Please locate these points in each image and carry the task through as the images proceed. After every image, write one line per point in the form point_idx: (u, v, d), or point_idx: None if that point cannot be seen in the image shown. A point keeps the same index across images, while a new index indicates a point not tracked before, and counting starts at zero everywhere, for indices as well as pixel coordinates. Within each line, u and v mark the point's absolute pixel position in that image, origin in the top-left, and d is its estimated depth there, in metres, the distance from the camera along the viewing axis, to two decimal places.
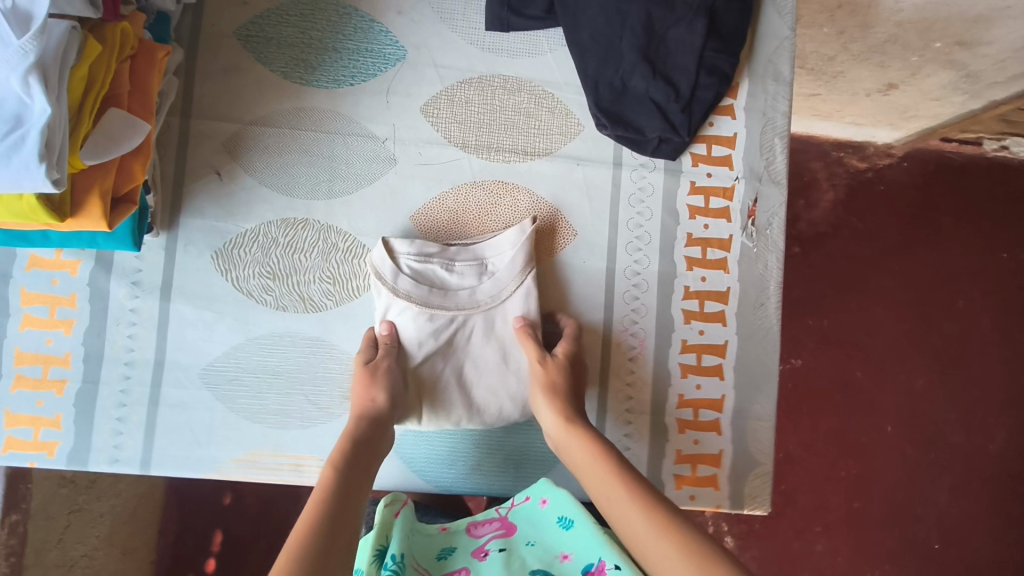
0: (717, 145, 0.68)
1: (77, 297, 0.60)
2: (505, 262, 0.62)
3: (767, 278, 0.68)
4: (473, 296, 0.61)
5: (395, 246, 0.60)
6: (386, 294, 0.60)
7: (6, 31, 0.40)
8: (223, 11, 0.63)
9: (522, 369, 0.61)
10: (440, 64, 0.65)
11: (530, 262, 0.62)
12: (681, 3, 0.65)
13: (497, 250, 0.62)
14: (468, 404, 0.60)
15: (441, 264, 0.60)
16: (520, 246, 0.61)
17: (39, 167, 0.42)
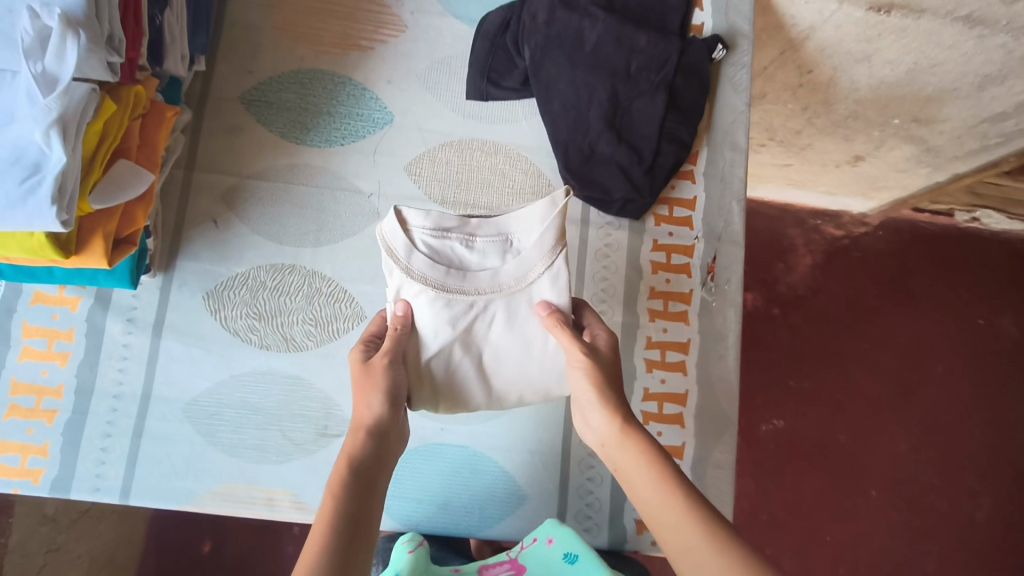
0: (678, 207, 0.74)
1: (75, 331, 0.64)
2: (532, 240, 0.55)
3: (726, 332, 0.71)
4: (495, 277, 0.55)
5: (408, 217, 0.53)
6: (399, 274, 0.54)
7: (35, 90, 0.47)
8: (231, 78, 0.70)
9: (550, 353, 0.57)
10: (423, 128, 0.71)
11: (560, 239, 0.56)
12: (643, 80, 0.72)
13: (523, 226, 0.55)
14: (488, 390, 0.58)
15: (461, 239, 0.54)
16: (548, 222, 0.55)
17: (51, 208, 0.47)
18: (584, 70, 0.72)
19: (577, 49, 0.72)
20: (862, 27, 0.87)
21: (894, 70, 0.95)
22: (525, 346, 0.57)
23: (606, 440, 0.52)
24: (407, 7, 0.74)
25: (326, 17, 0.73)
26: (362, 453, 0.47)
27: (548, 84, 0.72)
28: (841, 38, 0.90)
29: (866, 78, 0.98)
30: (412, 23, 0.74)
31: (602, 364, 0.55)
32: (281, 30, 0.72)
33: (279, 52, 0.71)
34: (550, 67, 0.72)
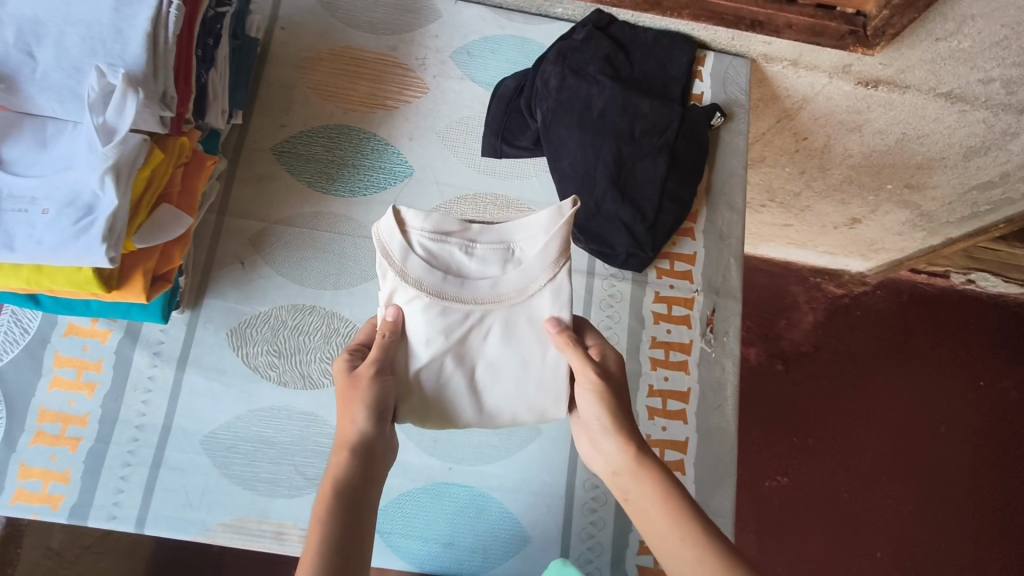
0: (679, 261, 0.78)
1: (104, 363, 0.67)
2: (534, 250, 0.54)
3: (725, 383, 0.74)
4: (494, 287, 0.53)
5: (407, 218, 0.52)
6: (394, 276, 0.52)
7: (94, 140, 0.52)
8: (265, 131, 0.76)
9: (544, 370, 0.55)
10: (441, 181, 0.77)
11: (565, 253, 0.55)
12: (647, 143, 0.77)
13: (526, 236, 0.54)
14: (479, 408, 0.57)
15: (460, 246, 0.53)
16: (553, 233, 0.54)
17: (100, 246, 0.51)
18: (592, 133, 0.77)
19: (587, 112, 0.78)
20: (853, 100, 0.93)
21: (885, 139, 1.01)
22: (522, 361, 0.55)
23: (618, 468, 0.53)
24: (430, 71, 0.81)
25: (355, 79, 0.79)
26: (348, 477, 0.48)
27: (558, 145, 0.77)
28: (833, 110, 0.96)
29: (859, 145, 1.04)
30: (434, 85, 0.80)
31: (608, 384, 0.55)
32: (313, 90, 0.78)
33: (310, 109, 0.77)
34: (560, 130, 0.77)
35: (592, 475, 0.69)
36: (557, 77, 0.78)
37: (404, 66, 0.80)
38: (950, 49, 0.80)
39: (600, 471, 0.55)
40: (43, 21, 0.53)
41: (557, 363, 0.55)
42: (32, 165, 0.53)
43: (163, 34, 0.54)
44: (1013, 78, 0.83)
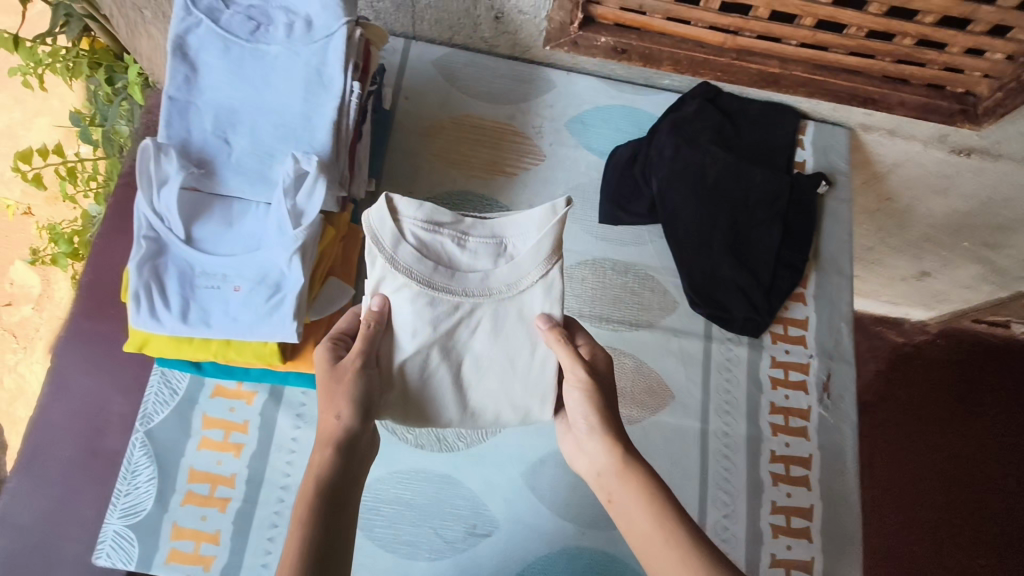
0: (792, 326, 0.79)
1: (249, 424, 0.70)
2: (530, 246, 0.53)
3: (844, 448, 0.75)
4: (485, 282, 0.53)
5: (398, 206, 0.51)
6: (381, 265, 0.52)
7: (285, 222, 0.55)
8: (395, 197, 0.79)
9: (529, 367, 0.56)
10: (562, 248, 0.80)
11: (559, 249, 0.54)
12: (761, 211, 0.80)
13: (518, 230, 0.53)
14: (462, 403, 0.57)
15: (453, 238, 0.52)
16: (548, 231, 0.53)
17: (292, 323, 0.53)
18: (706, 200, 0.80)
19: (701, 180, 0.80)
20: (944, 165, 0.95)
21: (968, 201, 1.03)
22: (508, 359, 0.56)
23: (603, 470, 0.53)
24: (546, 139, 0.84)
25: (477, 147, 0.83)
26: (326, 473, 0.49)
27: (673, 211, 0.80)
28: (922, 174, 0.99)
29: (941, 206, 1.06)
30: (550, 153, 0.84)
31: (601, 384, 0.56)
32: (435, 156, 0.82)
33: (434, 175, 0.81)
34: (676, 197, 0.80)
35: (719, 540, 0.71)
36: (671, 147, 0.81)
37: (521, 134, 0.84)
38: None
39: (583, 470, 0.56)
40: (237, 110, 0.56)
41: (549, 360, 0.56)
42: (218, 243, 0.55)
43: (345, 120, 0.57)
44: None
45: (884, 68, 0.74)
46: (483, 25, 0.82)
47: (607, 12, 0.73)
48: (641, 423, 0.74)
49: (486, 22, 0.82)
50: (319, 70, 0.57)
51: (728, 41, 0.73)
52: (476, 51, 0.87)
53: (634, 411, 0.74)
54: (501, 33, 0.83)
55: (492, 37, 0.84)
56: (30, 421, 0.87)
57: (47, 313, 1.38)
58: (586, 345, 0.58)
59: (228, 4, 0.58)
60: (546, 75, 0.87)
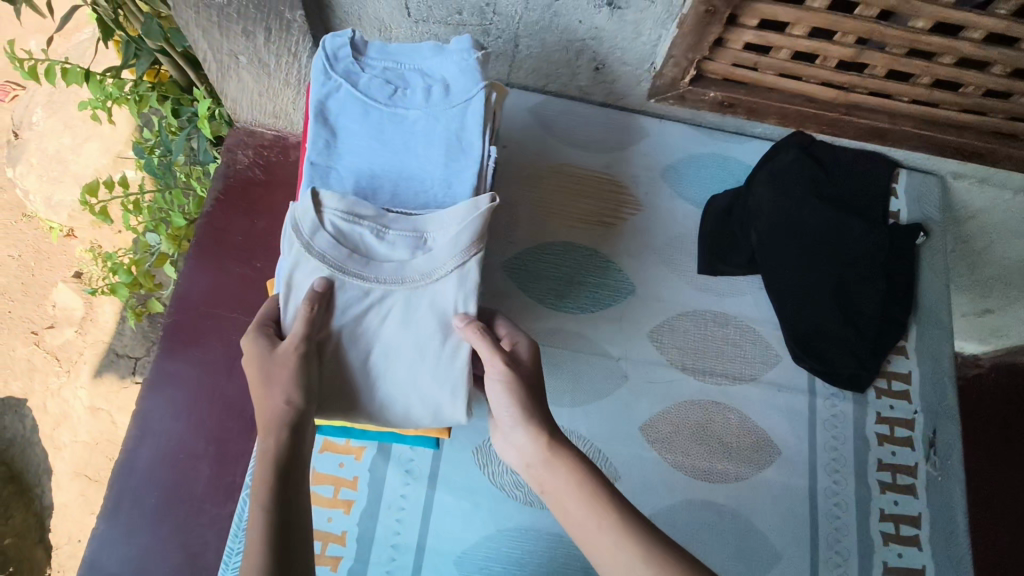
0: (896, 380, 0.78)
1: (358, 480, 0.69)
2: (447, 238, 0.52)
3: (956, 508, 0.73)
4: (399, 273, 0.53)
5: (322, 196, 0.52)
6: (298, 250, 0.52)
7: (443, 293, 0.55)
8: (495, 248, 0.79)
9: (449, 362, 0.54)
10: (662, 298, 0.79)
11: (480, 240, 0.53)
12: (864, 264, 0.79)
13: (439, 223, 0.53)
14: (373, 398, 0.55)
15: (370, 228, 0.52)
16: (466, 223, 0.52)
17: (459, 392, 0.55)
18: (806, 252, 0.78)
19: (800, 230, 0.79)
20: None
21: None
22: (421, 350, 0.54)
23: (532, 460, 0.54)
24: (642, 188, 0.84)
25: (574, 197, 0.82)
26: (279, 455, 0.47)
27: (775, 264, 0.79)
28: (1005, 222, 0.98)
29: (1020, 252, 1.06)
30: (647, 203, 0.83)
31: (522, 373, 0.55)
32: (535, 206, 0.81)
33: (534, 226, 0.81)
34: (777, 249, 0.79)
35: None
36: (771, 198, 0.80)
37: (618, 184, 0.84)
38: None
39: (514, 462, 0.56)
40: (377, 173, 0.57)
41: (464, 355, 0.54)
42: None
43: (484, 185, 0.58)
44: None
45: (995, 124, 0.74)
46: (581, 74, 0.83)
47: (717, 68, 0.73)
48: (749, 480, 0.73)
49: (585, 72, 0.82)
50: (459, 135, 0.58)
51: (841, 96, 0.73)
52: (569, 97, 0.87)
53: (742, 468, 0.73)
54: (599, 82, 0.83)
55: (588, 85, 0.85)
56: (115, 468, 0.84)
57: (92, 336, 1.30)
58: (510, 336, 0.57)
59: (363, 68, 0.60)
60: (639, 123, 0.87)
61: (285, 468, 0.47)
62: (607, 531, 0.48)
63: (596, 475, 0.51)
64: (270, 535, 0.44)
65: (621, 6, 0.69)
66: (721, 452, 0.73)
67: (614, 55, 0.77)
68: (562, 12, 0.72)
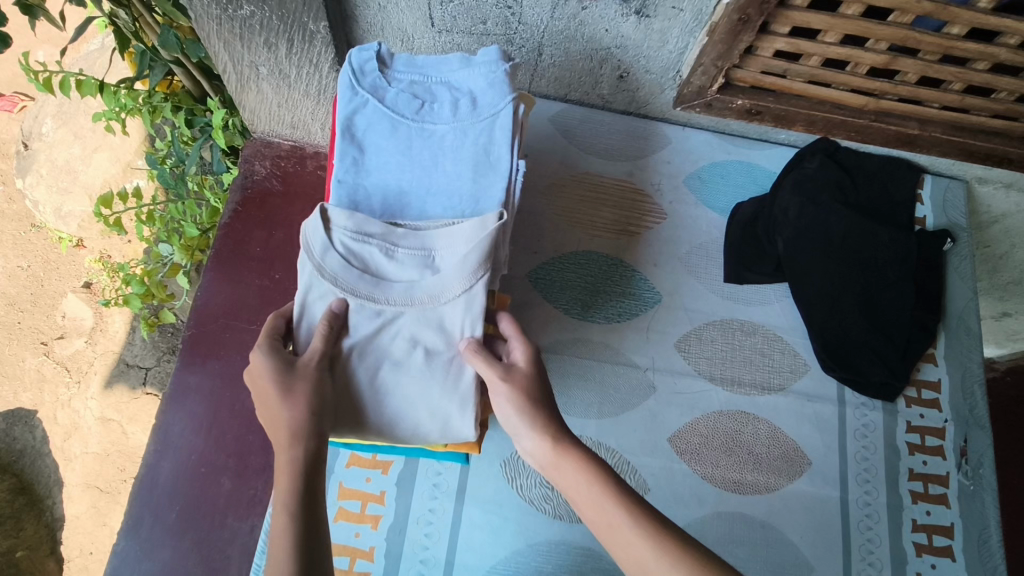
0: (925, 389, 0.78)
1: (386, 494, 0.68)
2: (456, 258, 0.53)
3: (988, 518, 0.73)
4: (409, 292, 0.53)
5: (331, 215, 0.52)
6: (310, 271, 0.52)
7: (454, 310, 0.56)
8: (520, 260, 0.78)
9: (459, 379, 0.54)
10: (688, 307, 0.78)
11: (487, 260, 0.52)
12: (892, 272, 0.78)
13: (449, 243, 0.53)
14: (381, 415, 0.55)
15: (381, 248, 0.53)
16: (475, 242, 0.52)
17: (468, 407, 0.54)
18: (830, 259, 0.78)
19: (823, 238, 0.79)
20: None
21: None
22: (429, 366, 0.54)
23: (544, 461, 0.54)
24: (666, 197, 0.83)
25: (598, 206, 0.82)
26: (305, 470, 0.47)
27: (801, 271, 0.79)
28: None
29: None
30: (671, 211, 0.83)
31: (525, 377, 0.55)
32: (559, 215, 0.81)
33: (558, 235, 0.80)
34: (803, 257, 0.78)
35: None
36: (794, 206, 0.80)
37: (641, 192, 0.83)
38: None
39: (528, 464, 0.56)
40: (405, 190, 0.58)
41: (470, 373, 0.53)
42: None
43: (511, 199, 0.58)
44: None
45: None
46: (604, 83, 0.82)
47: (745, 75, 0.72)
48: (779, 491, 0.71)
49: (607, 81, 0.82)
50: (487, 149, 0.58)
51: (870, 104, 0.73)
52: (590, 105, 0.87)
53: (772, 479, 0.72)
54: (621, 91, 0.83)
55: (610, 93, 0.84)
56: (134, 484, 0.83)
57: (102, 346, 1.29)
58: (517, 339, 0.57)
59: (391, 81, 0.60)
60: (661, 130, 0.87)
61: (303, 481, 0.46)
62: (623, 533, 0.48)
63: (608, 473, 0.51)
64: (292, 551, 0.43)
65: (649, 14, 0.69)
66: (750, 462, 0.72)
67: (639, 63, 0.77)
68: (587, 22, 0.72)
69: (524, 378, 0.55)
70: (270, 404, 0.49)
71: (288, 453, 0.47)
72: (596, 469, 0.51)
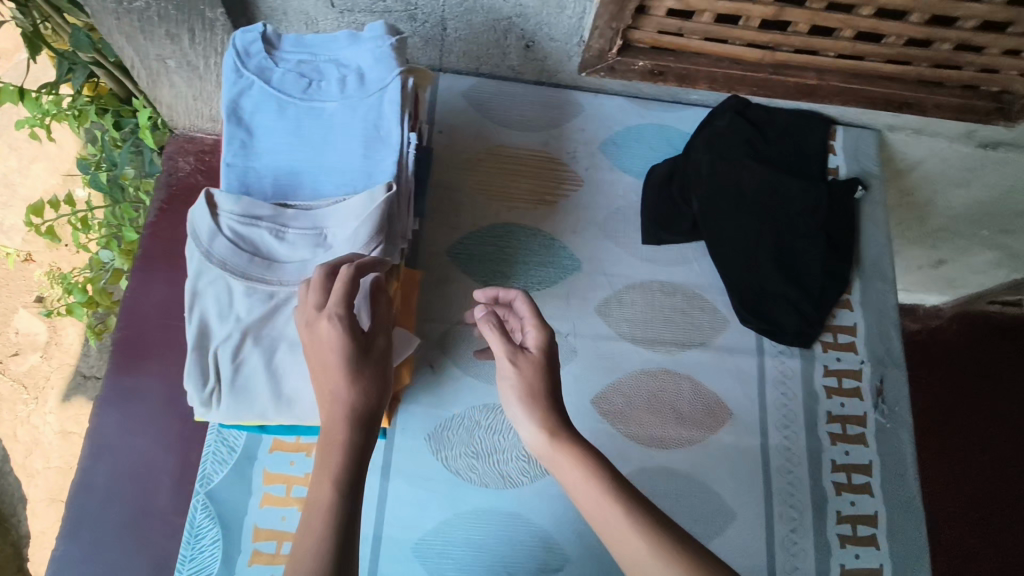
0: (842, 333, 0.79)
1: (311, 476, 0.68)
2: (347, 235, 0.52)
3: (903, 454, 0.75)
4: (302, 271, 0.52)
5: (217, 201, 0.52)
6: (198, 257, 0.51)
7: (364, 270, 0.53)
8: (438, 235, 0.78)
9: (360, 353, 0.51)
10: (608, 272, 0.79)
11: (379, 234, 0.52)
12: (802, 224, 0.80)
13: (340, 220, 0.53)
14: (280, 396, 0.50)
15: (270, 229, 0.52)
16: (365, 217, 0.52)
17: None
18: (743, 214, 0.80)
19: (737, 192, 0.81)
20: (969, 159, 0.96)
21: (992, 191, 1.04)
22: None
23: (540, 450, 0.55)
24: (583, 164, 0.84)
25: (514, 178, 0.82)
26: (355, 448, 0.47)
27: (716, 229, 0.80)
28: (944, 170, 1.00)
29: (964, 198, 1.08)
30: (588, 177, 0.83)
31: (530, 367, 0.56)
32: (476, 189, 0.81)
33: (475, 209, 0.80)
34: (716, 213, 0.80)
35: (791, 555, 0.70)
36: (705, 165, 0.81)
37: (557, 161, 0.84)
38: None
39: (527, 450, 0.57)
40: (298, 170, 0.56)
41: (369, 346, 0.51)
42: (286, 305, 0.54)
43: (405, 174, 0.57)
44: None
45: (921, 73, 0.74)
46: (512, 53, 0.83)
47: (643, 36, 0.73)
48: (702, 444, 0.73)
49: (515, 51, 0.82)
50: (377, 125, 0.57)
51: (767, 57, 0.74)
52: (502, 78, 0.87)
53: (695, 432, 0.73)
54: (530, 61, 0.83)
55: (520, 64, 0.85)
56: (69, 490, 0.82)
57: (57, 359, 1.25)
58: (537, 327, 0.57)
59: (278, 62, 0.59)
60: (574, 98, 0.87)
61: (352, 464, 0.46)
62: (613, 520, 0.48)
63: (603, 463, 0.52)
64: (333, 536, 0.43)
65: None
66: (673, 418, 0.74)
67: (542, 32, 0.78)
68: None
69: (532, 363, 0.56)
70: (322, 377, 0.48)
71: (336, 434, 0.47)
72: (588, 460, 0.51)
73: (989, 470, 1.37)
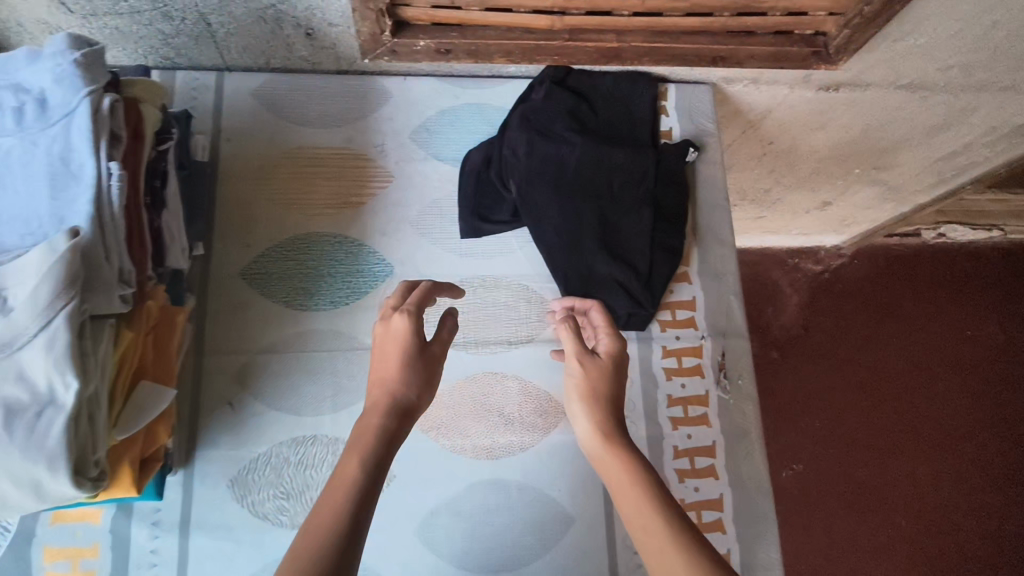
0: (679, 309, 0.76)
1: (100, 546, 0.62)
2: (25, 294, 0.45)
3: (746, 428, 0.72)
4: None
5: None
6: None
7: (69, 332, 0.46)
8: (228, 256, 0.71)
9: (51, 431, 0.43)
10: (423, 273, 0.73)
11: (71, 288, 0.45)
12: (627, 197, 0.75)
13: (18, 278, 0.45)
14: None
15: None
16: (42, 271, 0.45)
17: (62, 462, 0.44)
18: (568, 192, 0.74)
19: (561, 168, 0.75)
20: (816, 104, 0.92)
21: (849, 132, 1.01)
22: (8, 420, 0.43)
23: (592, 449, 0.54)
24: (391, 158, 0.77)
25: (314, 182, 0.75)
26: (384, 438, 0.49)
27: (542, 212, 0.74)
28: (795, 116, 0.95)
29: (824, 141, 1.04)
30: (398, 172, 0.76)
31: (603, 372, 0.57)
32: (272, 200, 0.73)
33: (272, 223, 0.72)
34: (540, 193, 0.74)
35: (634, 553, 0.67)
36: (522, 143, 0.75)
37: (363, 157, 0.76)
38: (909, 46, 0.79)
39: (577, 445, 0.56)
40: None
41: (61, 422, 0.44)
42: None
43: (107, 209, 0.49)
44: (968, 63, 0.83)
45: (726, 23, 0.68)
46: (297, 44, 0.74)
47: (418, 13, 0.65)
48: (534, 448, 0.69)
49: (298, 41, 0.73)
50: (66, 158, 0.49)
51: (557, 22, 0.67)
52: (298, 70, 0.78)
53: (526, 437, 0.69)
54: (320, 50, 0.74)
55: (311, 54, 0.75)
56: None
57: None
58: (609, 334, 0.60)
59: None
60: (381, 85, 0.79)
61: (380, 450, 0.48)
62: (652, 528, 0.45)
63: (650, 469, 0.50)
64: (338, 529, 0.42)
65: None
66: (500, 425, 0.69)
67: (317, 17, 0.69)
68: None
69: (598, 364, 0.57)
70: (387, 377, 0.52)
71: (368, 425, 0.49)
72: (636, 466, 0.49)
73: (866, 400, 1.54)
